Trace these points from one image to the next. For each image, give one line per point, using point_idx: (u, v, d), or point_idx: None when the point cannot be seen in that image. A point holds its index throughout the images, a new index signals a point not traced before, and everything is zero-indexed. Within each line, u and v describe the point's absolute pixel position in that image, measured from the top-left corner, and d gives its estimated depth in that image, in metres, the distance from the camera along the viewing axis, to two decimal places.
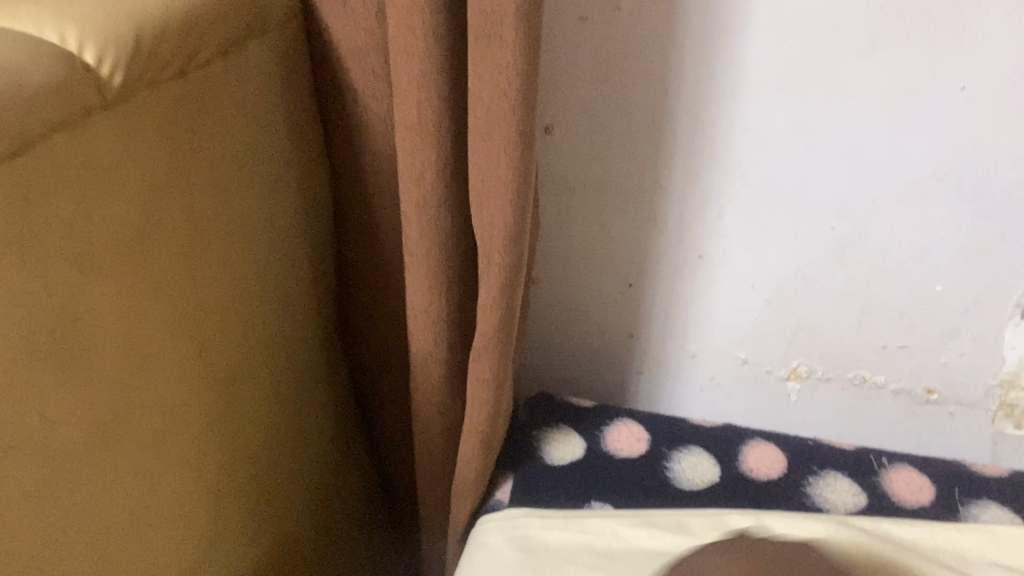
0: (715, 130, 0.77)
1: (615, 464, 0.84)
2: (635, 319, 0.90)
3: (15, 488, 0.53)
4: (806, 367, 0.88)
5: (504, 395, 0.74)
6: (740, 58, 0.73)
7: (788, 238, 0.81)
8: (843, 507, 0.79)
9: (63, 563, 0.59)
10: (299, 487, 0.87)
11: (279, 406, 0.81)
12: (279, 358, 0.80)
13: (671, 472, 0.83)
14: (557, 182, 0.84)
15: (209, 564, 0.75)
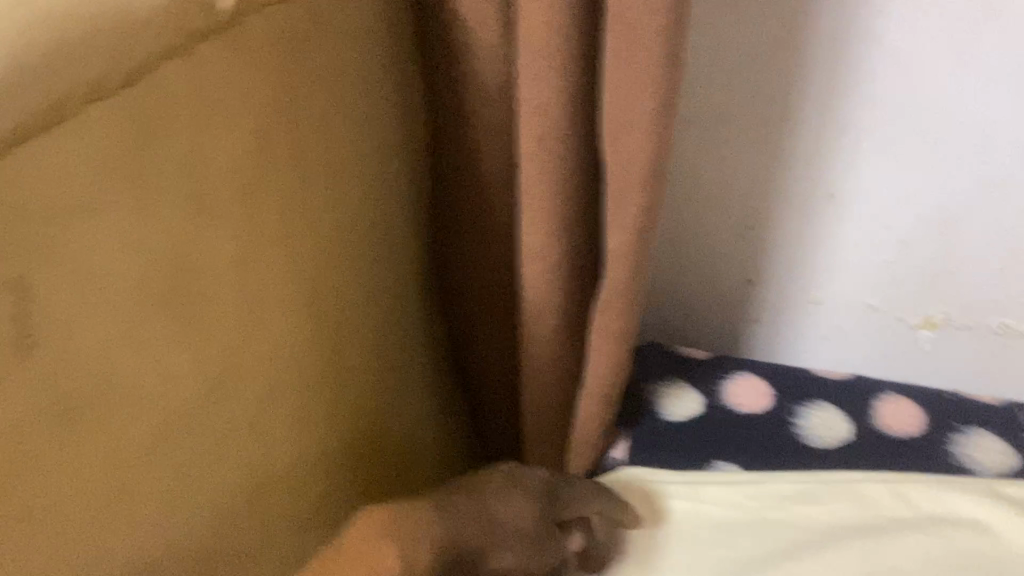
0: (855, 55, 0.70)
1: (739, 421, 0.80)
2: (754, 262, 0.84)
3: (131, 433, 0.53)
4: (941, 315, 0.81)
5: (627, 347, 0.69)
6: None
7: (931, 173, 0.74)
8: (995, 469, 0.74)
9: (178, 502, 0.59)
10: (394, 417, 0.87)
11: (376, 340, 0.79)
12: (375, 293, 0.77)
13: (800, 431, 0.78)
14: (674, 115, 0.78)
15: (313, 491, 0.76)
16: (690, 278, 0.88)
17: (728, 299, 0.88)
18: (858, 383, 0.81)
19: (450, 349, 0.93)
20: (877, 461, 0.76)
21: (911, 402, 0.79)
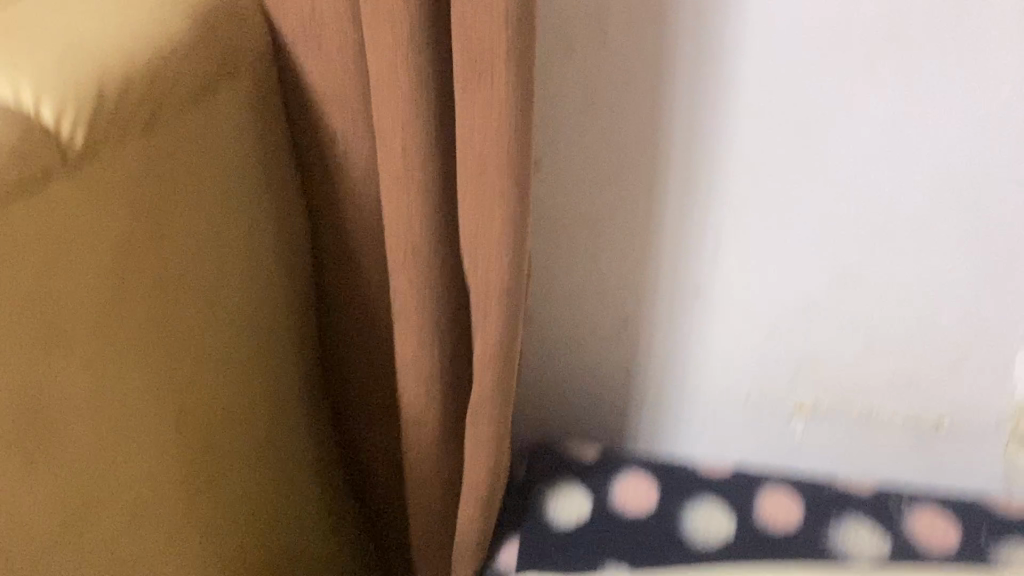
0: (709, 162, 0.74)
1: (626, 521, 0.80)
2: (632, 356, 0.87)
3: None
4: (810, 401, 0.85)
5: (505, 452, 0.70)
6: (734, 88, 0.70)
7: (788, 269, 0.79)
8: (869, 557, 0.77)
9: None
10: (287, 530, 0.84)
11: (265, 453, 0.77)
12: (263, 405, 0.76)
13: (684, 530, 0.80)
14: (547, 219, 0.81)
15: None
16: (573, 373, 0.90)
17: (610, 393, 0.90)
18: (741, 478, 0.84)
19: (334, 456, 0.92)
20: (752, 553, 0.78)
21: (789, 492, 0.82)
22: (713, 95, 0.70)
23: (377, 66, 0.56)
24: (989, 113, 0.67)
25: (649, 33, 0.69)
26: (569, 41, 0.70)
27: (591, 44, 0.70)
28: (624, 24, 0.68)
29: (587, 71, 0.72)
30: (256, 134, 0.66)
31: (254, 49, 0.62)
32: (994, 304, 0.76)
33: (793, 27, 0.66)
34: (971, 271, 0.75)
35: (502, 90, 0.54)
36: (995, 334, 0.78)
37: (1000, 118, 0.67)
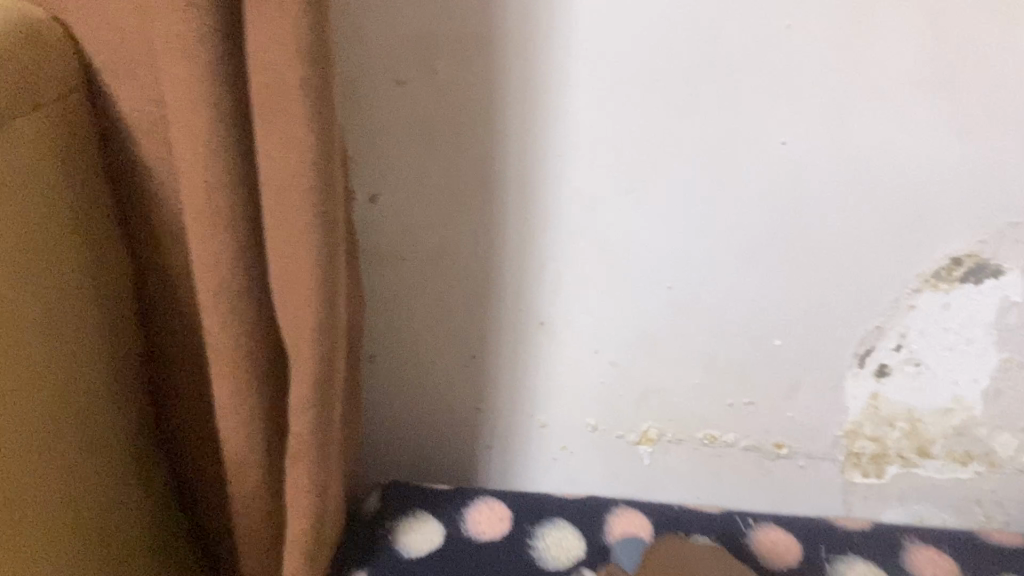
0: (545, 189, 0.75)
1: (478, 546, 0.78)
2: (480, 390, 0.85)
3: None
4: (656, 430, 0.85)
5: (329, 498, 0.67)
6: (563, 118, 0.72)
7: (627, 298, 0.80)
8: None
9: None
10: None
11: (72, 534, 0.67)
12: (69, 478, 0.66)
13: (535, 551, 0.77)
14: (385, 253, 0.80)
15: None
16: (421, 411, 0.87)
17: (459, 430, 0.88)
18: (591, 502, 0.82)
19: (180, 516, 0.84)
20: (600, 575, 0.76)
21: (640, 514, 0.81)
22: (545, 121, 0.72)
23: (172, 96, 0.54)
24: (801, 140, 0.71)
25: (477, 63, 0.70)
26: (401, 70, 0.71)
27: (423, 74, 0.71)
28: (454, 51, 0.70)
29: (416, 102, 0.73)
30: (75, 165, 0.61)
31: (59, 72, 0.58)
32: (823, 331, 0.78)
33: (611, 57, 0.69)
34: (798, 299, 0.77)
35: (298, 125, 0.52)
36: (826, 360, 0.79)
37: (812, 147, 0.71)
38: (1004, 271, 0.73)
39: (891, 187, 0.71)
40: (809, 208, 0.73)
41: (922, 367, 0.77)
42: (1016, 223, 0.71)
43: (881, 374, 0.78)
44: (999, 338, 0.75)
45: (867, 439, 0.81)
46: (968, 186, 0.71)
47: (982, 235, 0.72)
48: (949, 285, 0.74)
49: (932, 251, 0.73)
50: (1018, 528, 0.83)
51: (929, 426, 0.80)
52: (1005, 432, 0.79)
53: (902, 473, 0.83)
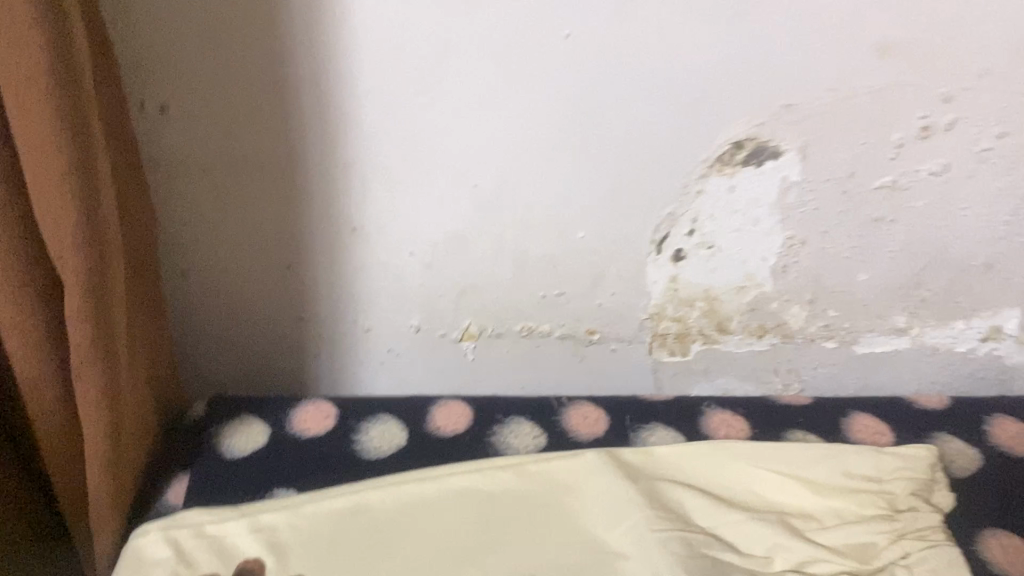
0: (338, 95, 0.74)
1: (300, 445, 0.77)
2: (298, 301, 0.86)
3: None
4: (476, 326, 0.88)
5: (122, 406, 0.66)
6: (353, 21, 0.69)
7: (434, 200, 0.80)
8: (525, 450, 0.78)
9: None
10: None
11: None
12: None
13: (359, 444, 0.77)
14: (183, 165, 0.78)
15: None
16: (243, 325, 0.88)
17: (283, 340, 0.89)
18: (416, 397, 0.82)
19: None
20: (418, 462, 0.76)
21: (464, 404, 0.81)
22: (327, 25, 0.69)
23: None
24: (583, 31, 0.71)
25: None
26: None
27: None
28: None
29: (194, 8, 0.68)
30: None
31: None
32: (621, 220, 0.81)
33: None
34: (597, 190, 0.80)
35: (21, 22, 0.48)
36: (628, 247, 0.83)
37: (592, 36, 0.71)
38: (781, 152, 0.77)
39: (672, 75, 0.73)
40: (598, 98, 0.75)
41: (714, 249, 0.82)
42: (789, 106, 0.75)
43: (677, 258, 0.83)
44: (781, 217, 0.80)
45: (671, 320, 0.87)
46: (743, 71, 0.73)
47: (760, 119, 0.75)
48: (732, 170, 0.78)
49: (715, 136, 0.76)
50: (812, 391, 0.90)
51: (725, 304, 0.85)
52: (794, 305, 0.85)
53: (705, 350, 0.89)
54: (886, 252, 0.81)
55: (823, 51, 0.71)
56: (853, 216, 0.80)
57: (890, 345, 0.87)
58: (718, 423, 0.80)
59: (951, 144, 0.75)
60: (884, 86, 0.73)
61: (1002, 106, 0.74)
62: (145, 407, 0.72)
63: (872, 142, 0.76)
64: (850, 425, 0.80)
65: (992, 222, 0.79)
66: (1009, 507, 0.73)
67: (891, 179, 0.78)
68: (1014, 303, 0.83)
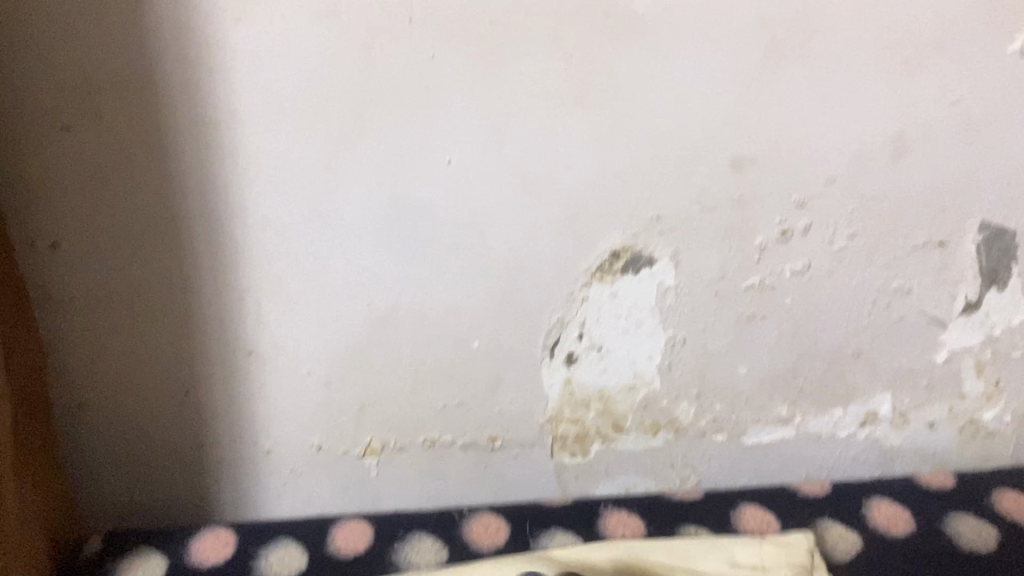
0: (231, 223, 0.77)
1: None
2: (197, 426, 0.86)
3: None
4: (378, 440, 0.89)
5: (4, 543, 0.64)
6: (242, 151, 0.74)
7: (329, 320, 0.82)
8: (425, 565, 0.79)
9: None
10: None
11: None
12: None
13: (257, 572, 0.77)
14: (76, 299, 0.79)
15: None
16: (141, 454, 0.87)
17: (182, 468, 0.88)
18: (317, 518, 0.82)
19: None
20: None
21: (365, 521, 0.82)
22: (220, 157, 0.74)
23: None
24: (462, 157, 0.76)
25: (144, 104, 0.71)
26: (64, 117, 0.71)
27: (89, 118, 0.71)
28: (118, 94, 0.71)
29: (85, 145, 0.72)
30: None
31: None
32: (511, 329, 0.85)
33: (275, 89, 0.72)
34: (487, 302, 0.83)
35: None
36: (520, 354, 0.86)
37: (472, 163, 0.77)
38: (656, 259, 0.82)
39: (549, 193, 0.79)
40: (480, 217, 0.79)
41: (604, 351, 0.86)
42: (658, 217, 0.80)
43: (570, 362, 0.87)
44: (662, 319, 0.85)
45: (569, 422, 0.90)
46: (613, 186, 0.79)
47: (632, 230, 0.80)
48: (612, 276, 0.82)
49: (592, 247, 0.81)
50: (710, 485, 0.93)
51: (618, 403, 0.89)
52: (683, 401, 0.88)
53: (604, 450, 0.91)
54: (763, 347, 0.86)
55: (683, 166, 0.78)
56: (728, 315, 0.84)
57: (776, 435, 0.91)
58: (614, 524, 0.82)
59: (809, 245, 0.82)
60: (742, 196, 0.79)
61: (849, 210, 0.80)
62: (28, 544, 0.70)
63: (738, 247, 0.81)
64: (739, 517, 0.83)
65: (854, 314, 0.85)
66: None
67: (758, 279, 0.83)
68: (883, 388, 0.89)
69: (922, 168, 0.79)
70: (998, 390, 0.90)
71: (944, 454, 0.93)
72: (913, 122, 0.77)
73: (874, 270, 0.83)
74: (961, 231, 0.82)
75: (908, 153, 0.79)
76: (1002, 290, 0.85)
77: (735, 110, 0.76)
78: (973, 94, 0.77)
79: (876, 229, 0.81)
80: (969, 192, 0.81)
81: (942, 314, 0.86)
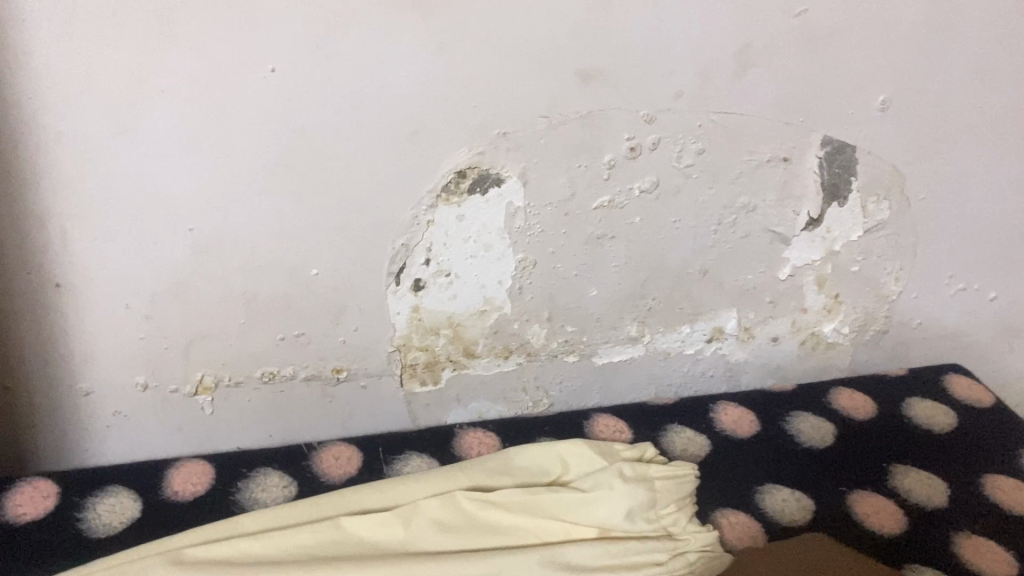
0: (26, 141, 0.66)
1: (12, 532, 0.68)
2: (4, 369, 0.77)
3: None
4: (212, 377, 0.84)
5: None
6: (27, 57, 0.63)
7: (147, 249, 0.74)
8: (271, 501, 0.74)
9: None
10: None
11: None
12: None
13: (83, 523, 0.70)
14: None
15: None
16: None
17: None
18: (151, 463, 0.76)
19: None
20: (158, 527, 0.70)
21: (203, 462, 0.77)
22: (2, 63, 0.63)
23: None
24: (288, 65, 0.68)
25: None
26: None
27: None
28: None
29: None
30: None
31: None
32: (352, 256, 0.79)
33: None
34: (324, 226, 0.77)
35: None
36: (363, 281, 0.81)
37: (299, 73, 0.68)
38: (503, 179, 0.78)
39: (385, 106, 0.72)
40: (312, 135, 0.72)
41: (452, 277, 0.83)
42: (505, 133, 0.76)
43: (417, 288, 0.83)
44: (511, 241, 0.82)
45: (419, 350, 0.87)
46: (455, 100, 0.73)
47: (479, 147, 0.76)
48: (459, 199, 0.78)
49: (436, 165, 0.76)
50: (562, 408, 0.96)
51: (469, 329, 0.87)
52: (534, 323, 0.88)
53: (455, 375, 0.90)
54: (612, 267, 0.86)
55: (531, 77, 0.73)
56: (577, 235, 0.83)
57: (626, 353, 0.93)
58: (469, 442, 0.81)
59: (656, 161, 0.80)
60: (591, 110, 0.76)
61: (695, 125, 0.79)
62: None
63: (586, 164, 0.79)
64: (591, 426, 0.82)
65: (701, 233, 0.86)
66: (737, 492, 0.76)
67: (607, 199, 0.81)
68: (729, 306, 0.92)
69: (768, 81, 0.77)
70: (837, 303, 0.94)
71: (784, 367, 0.98)
72: (760, 33, 0.74)
73: (720, 186, 0.83)
74: (805, 146, 0.82)
75: (754, 65, 0.76)
76: (842, 206, 0.87)
77: (582, 20, 0.70)
78: (820, 6, 0.74)
79: (723, 145, 0.81)
80: (814, 106, 0.80)
81: (785, 230, 0.87)
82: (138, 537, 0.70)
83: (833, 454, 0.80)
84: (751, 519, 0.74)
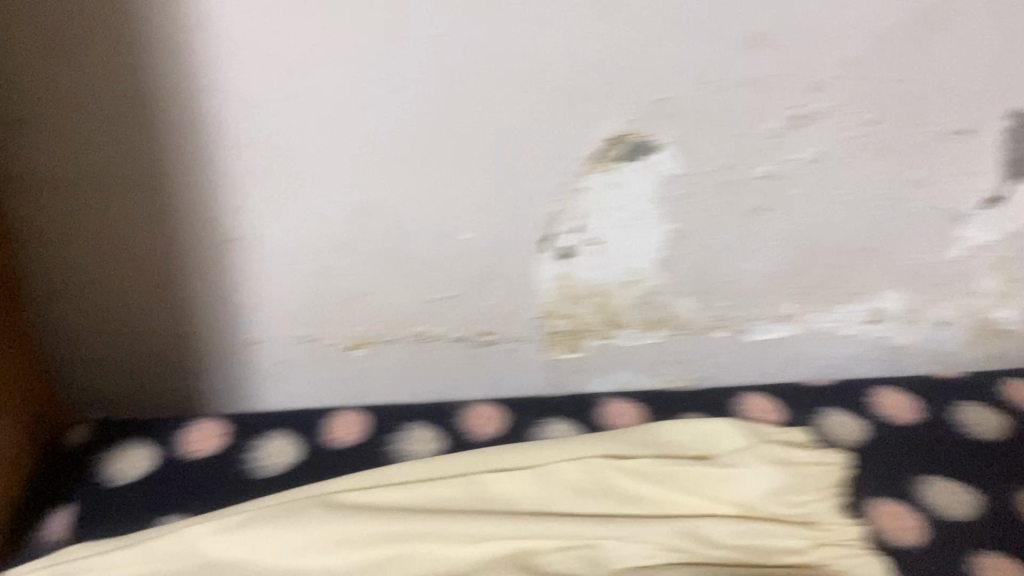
0: (209, 108, 0.70)
1: (186, 467, 0.74)
2: (184, 314, 0.83)
3: None
4: (366, 333, 0.87)
5: None
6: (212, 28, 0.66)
7: (311, 209, 0.78)
8: (420, 454, 0.76)
9: None
10: None
11: None
12: None
13: (248, 463, 0.74)
14: (52, 182, 0.73)
15: None
16: (129, 338, 0.85)
17: (170, 354, 0.87)
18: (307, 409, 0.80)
19: None
20: (315, 471, 0.74)
21: (355, 412, 0.80)
22: (191, 35, 0.66)
23: None
24: (450, 29, 0.68)
25: None
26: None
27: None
28: None
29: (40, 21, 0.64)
30: None
31: None
32: (504, 220, 0.80)
33: None
34: (477, 190, 0.78)
35: None
36: (512, 247, 0.82)
37: (461, 37, 0.69)
38: (658, 147, 0.77)
39: (543, 71, 0.71)
40: (470, 99, 0.73)
41: (602, 244, 0.82)
42: (663, 100, 0.74)
43: (567, 255, 0.83)
44: (662, 211, 0.81)
45: (564, 317, 0.88)
46: (614, 66, 0.72)
47: (633, 115, 0.75)
48: (611, 165, 0.77)
49: (590, 131, 0.75)
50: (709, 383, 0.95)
51: (617, 299, 0.87)
52: (683, 297, 0.87)
53: (602, 346, 0.91)
54: (770, 241, 0.83)
55: (694, 42, 0.71)
56: (732, 207, 0.81)
57: (780, 331, 0.91)
58: (613, 411, 0.81)
59: (821, 132, 0.76)
60: (754, 78, 0.73)
61: (865, 93, 0.74)
62: (10, 437, 0.67)
63: (745, 133, 0.76)
64: (743, 404, 0.81)
65: (868, 210, 0.82)
66: (894, 480, 0.73)
67: (766, 169, 0.79)
68: (894, 287, 0.88)
69: (951, 46, 0.72)
70: (1012, 289, 0.89)
71: (946, 351, 0.94)
72: None
73: (890, 159, 0.79)
74: (988, 116, 0.76)
75: (937, 28, 0.71)
76: None
77: None
78: None
79: (895, 115, 0.76)
80: (1001, 73, 0.74)
81: (958, 206, 0.82)
82: (294, 477, 0.74)
83: (1002, 448, 0.76)
84: (910, 511, 0.70)
